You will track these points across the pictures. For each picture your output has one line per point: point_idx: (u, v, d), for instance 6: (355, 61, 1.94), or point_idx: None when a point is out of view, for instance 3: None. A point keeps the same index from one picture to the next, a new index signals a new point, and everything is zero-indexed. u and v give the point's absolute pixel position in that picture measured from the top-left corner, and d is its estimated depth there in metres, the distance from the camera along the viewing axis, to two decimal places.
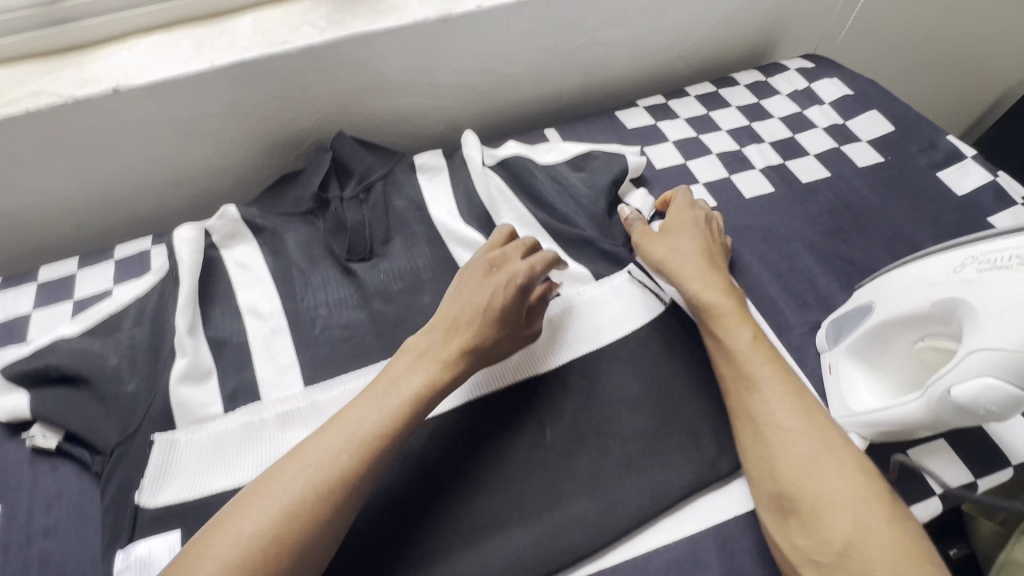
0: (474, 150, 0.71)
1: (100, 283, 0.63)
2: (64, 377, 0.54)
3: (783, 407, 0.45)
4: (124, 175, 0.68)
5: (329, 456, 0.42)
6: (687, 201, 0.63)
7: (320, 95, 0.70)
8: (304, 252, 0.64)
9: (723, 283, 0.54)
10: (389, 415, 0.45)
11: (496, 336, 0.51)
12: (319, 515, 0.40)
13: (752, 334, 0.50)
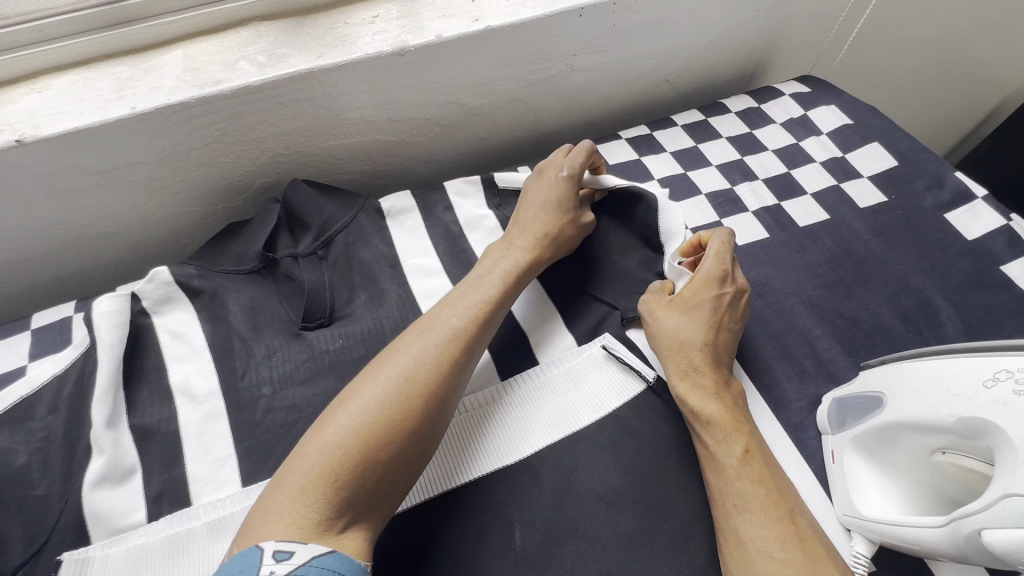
0: (462, 198, 0.67)
1: (13, 359, 0.56)
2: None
3: (778, 528, 0.42)
4: (42, 231, 0.60)
5: (441, 325, 0.48)
6: (721, 269, 0.54)
7: (264, 136, 0.62)
8: (249, 318, 0.57)
9: (717, 382, 0.50)
10: (486, 290, 0.52)
11: (563, 223, 0.58)
12: (440, 370, 0.45)
13: (752, 447, 0.47)
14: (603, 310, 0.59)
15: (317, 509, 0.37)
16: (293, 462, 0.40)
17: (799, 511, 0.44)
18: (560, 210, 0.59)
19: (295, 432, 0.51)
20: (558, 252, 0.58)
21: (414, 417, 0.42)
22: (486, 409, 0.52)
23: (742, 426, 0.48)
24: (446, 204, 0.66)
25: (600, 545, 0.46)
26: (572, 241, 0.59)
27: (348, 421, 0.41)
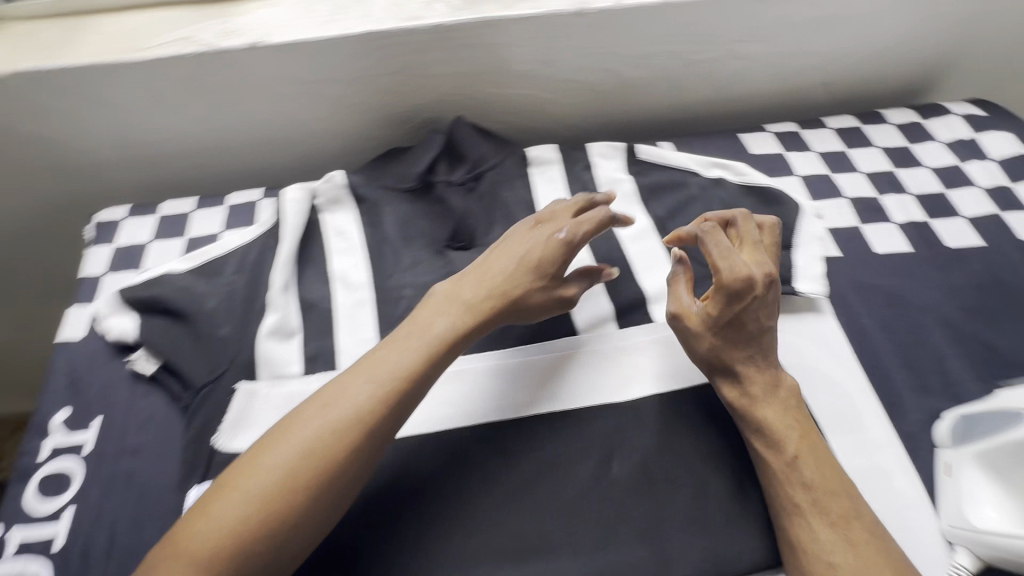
0: (601, 160, 0.70)
1: (212, 226, 0.66)
2: (168, 311, 0.58)
3: (831, 536, 0.42)
4: (247, 126, 0.71)
5: (351, 402, 0.43)
6: (742, 275, 0.48)
7: (441, 74, 0.69)
8: (399, 229, 0.64)
9: (765, 385, 0.49)
10: (414, 358, 0.46)
11: (529, 293, 0.51)
12: (334, 456, 0.41)
13: (803, 453, 0.46)
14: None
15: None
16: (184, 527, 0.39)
17: (865, 515, 0.43)
18: (534, 278, 0.51)
19: None
20: (510, 319, 0.51)
21: (299, 502, 0.40)
22: (596, 349, 0.56)
23: (790, 432, 0.47)
24: (586, 164, 0.70)
25: (686, 491, 0.48)
26: (529, 313, 0.52)
27: (237, 501, 0.39)
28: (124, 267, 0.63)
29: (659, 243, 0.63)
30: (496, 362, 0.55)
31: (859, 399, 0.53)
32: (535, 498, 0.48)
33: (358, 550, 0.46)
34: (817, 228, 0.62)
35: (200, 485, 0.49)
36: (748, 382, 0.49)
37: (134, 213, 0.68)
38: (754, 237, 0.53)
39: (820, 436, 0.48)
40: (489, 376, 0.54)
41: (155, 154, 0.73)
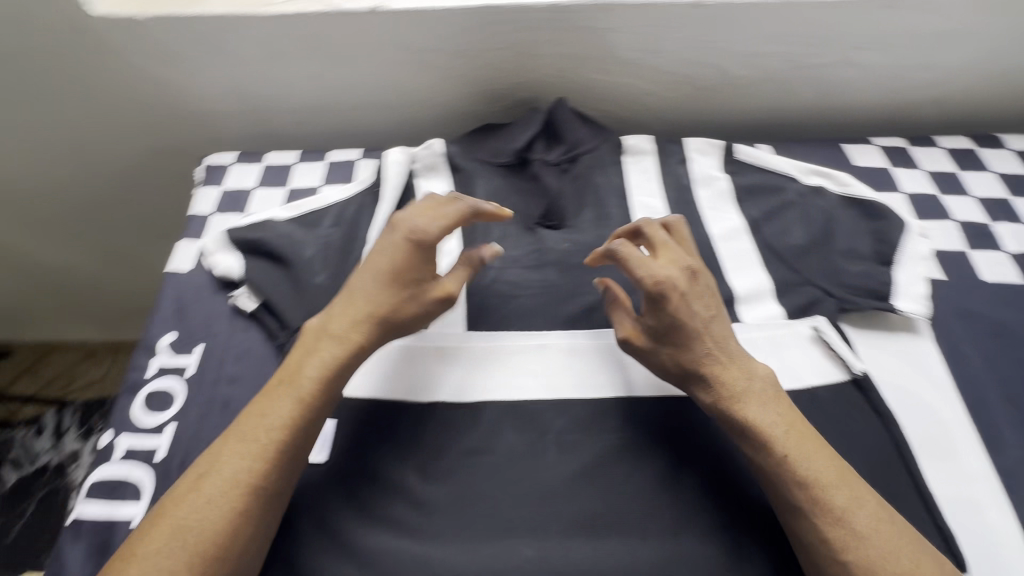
0: (698, 155, 0.69)
1: (312, 180, 0.69)
2: (269, 255, 0.61)
3: (836, 537, 0.41)
4: (352, 88, 0.73)
5: (280, 418, 0.45)
6: (663, 275, 0.49)
7: (547, 54, 0.70)
8: (491, 202, 0.65)
9: (738, 378, 0.48)
10: (329, 363, 0.48)
11: (423, 290, 0.52)
12: (256, 481, 0.42)
13: (791, 448, 0.44)
14: (817, 294, 0.58)
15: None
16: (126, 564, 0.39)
17: (869, 510, 0.42)
18: (415, 277, 0.51)
19: (514, 304, 0.58)
20: (418, 322, 0.52)
21: (234, 528, 0.41)
22: None
23: (777, 428, 0.45)
24: (682, 158, 0.69)
25: (759, 490, 0.48)
26: (433, 314, 0.52)
27: (181, 539, 0.40)
28: (230, 209, 0.67)
29: (751, 244, 0.62)
30: (578, 341, 0.55)
31: (955, 429, 0.51)
32: (611, 478, 0.48)
33: (434, 501, 0.47)
34: (923, 247, 0.60)
35: None
36: (700, 385, 0.48)
37: (241, 159, 0.72)
38: (663, 239, 0.54)
39: (809, 426, 0.46)
40: (570, 354, 0.54)
41: (263, 107, 0.76)
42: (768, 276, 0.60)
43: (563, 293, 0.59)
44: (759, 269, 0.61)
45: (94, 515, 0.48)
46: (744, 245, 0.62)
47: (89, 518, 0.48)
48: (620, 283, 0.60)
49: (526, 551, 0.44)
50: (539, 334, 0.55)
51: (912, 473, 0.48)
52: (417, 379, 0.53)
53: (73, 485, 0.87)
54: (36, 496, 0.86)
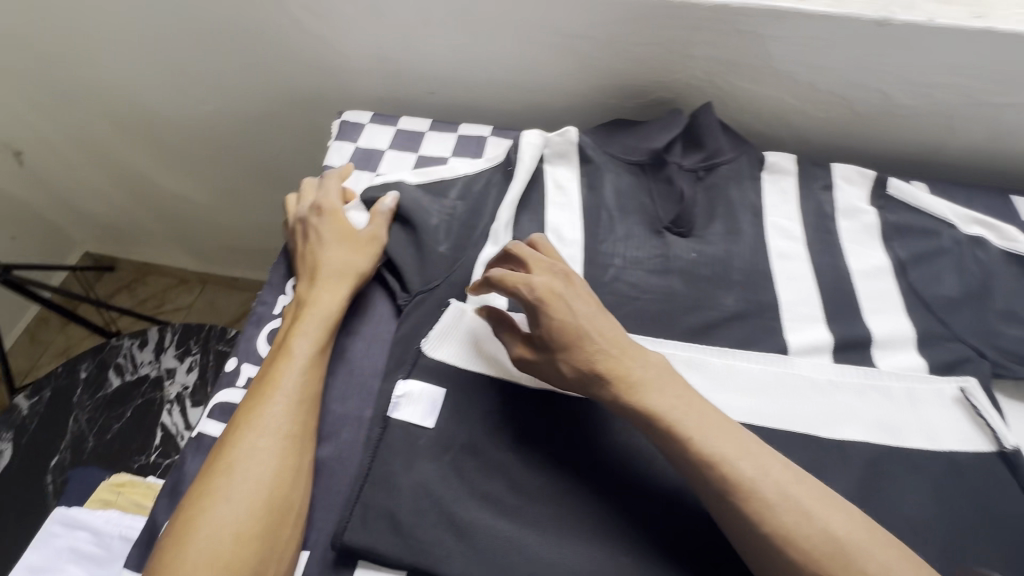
0: (845, 183, 0.65)
1: (442, 150, 0.70)
2: (403, 222, 0.60)
3: (752, 511, 0.40)
4: (490, 65, 0.73)
5: (291, 371, 0.49)
6: (521, 290, 0.49)
7: (698, 55, 0.67)
8: (617, 199, 0.64)
9: (625, 363, 0.47)
10: (321, 320, 0.53)
11: (353, 243, 0.58)
12: (295, 427, 0.47)
13: (690, 426, 0.44)
14: (966, 353, 0.54)
15: (240, 562, 0.41)
16: (184, 518, 0.43)
17: (777, 479, 0.41)
18: (344, 230, 0.58)
19: (633, 307, 0.57)
20: (366, 263, 0.57)
21: (291, 469, 0.45)
22: (808, 376, 0.52)
23: (673, 408, 0.44)
24: (826, 183, 0.65)
25: None
26: (378, 251, 0.58)
27: (243, 490, 0.43)
28: (361, 167, 0.68)
29: (895, 287, 0.58)
30: (699, 356, 0.54)
31: None
32: None
33: (537, 488, 0.47)
34: None
35: (404, 379, 0.52)
36: (599, 386, 0.46)
37: (375, 120, 0.73)
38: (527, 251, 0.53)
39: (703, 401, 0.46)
40: (689, 368, 0.53)
41: (400, 71, 0.77)
42: (910, 324, 0.56)
43: (684, 304, 0.57)
44: (903, 315, 0.56)
45: (215, 433, 0.52)
46: (887, 286, 0.58)
47: (210, 434, 0.52)
48: (746, 304, 0.57)
49: (623, 558, 0.44)
50: (658, 342, 0.54)
51: None
52: None
53: (168, 398, 0.93)
54: (135, 402, 0.93)
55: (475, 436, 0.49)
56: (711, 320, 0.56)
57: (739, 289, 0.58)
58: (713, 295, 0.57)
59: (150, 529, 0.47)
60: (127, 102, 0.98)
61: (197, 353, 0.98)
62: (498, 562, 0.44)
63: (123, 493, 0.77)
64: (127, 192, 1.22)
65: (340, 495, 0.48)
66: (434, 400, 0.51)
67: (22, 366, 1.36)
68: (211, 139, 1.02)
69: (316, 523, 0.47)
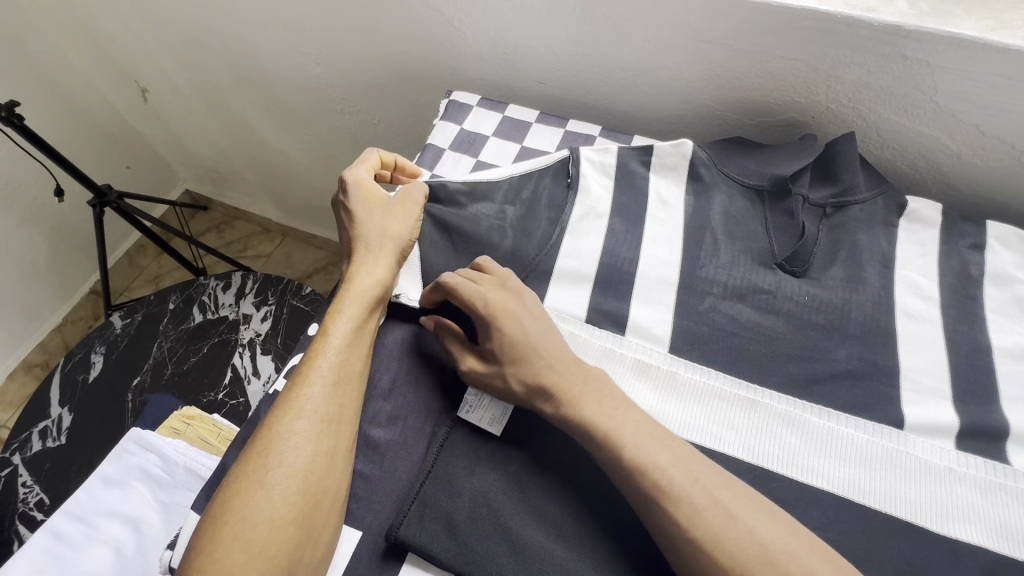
0: (999, 245, 0.56)
1: (546, 144, 0.68)
2: (439, 223, 0.58)
3: (681, 515, 0.40)
4: (608, 61, 0.70)
5: (329, 353, 0.49)
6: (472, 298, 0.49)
7: (844, 78, 0.60)
8: (726, 223, 0.59)
9: (566, 383, 0.46)
10: (361, 299, 0.52)
11: (383, 211, 0.57)
12: (332, 410, 0.47)
13: (628, 431, 0.44)
14: None
15: (277, 545, 0.41)
16: (224, 500, 0.43)
17: (704, 484, 0.41)
18: (374, 202, 0.58)
19: (730, 343, 0.52)
20: (403, 230, 0.56)
21: (330, 451, 0.45)
22: (925, 459, 0.46)
23: (615, 417, 0.45)
24: (976, 242, 0.57)
25: None
26: (416, 217, 0.58)
27: (281, 472, 0.43)
28: (462, 150, 0.67)
29: None
30: (798, 412, 0.49)
31: None
32: None
33: (600, 521, 0.44)
34: None
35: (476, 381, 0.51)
36: (540, 398, 0.46)
37: (483, 104, 0.72)
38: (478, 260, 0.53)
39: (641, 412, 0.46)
40: (785, 424, 0.48)
41: (514, 56, 0.75)
42: None
43: (787, 351, 0.52)
44: None
45: None
46: None
47: None
48: (860, 362, 0.51)
49: None
50: (752, 388, 0.50)
51: None
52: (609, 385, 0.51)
53: (241, 342, 0.98)
54: (211, 340, 0.98)
55: (544, 451, 0.47)
56: (816, 374, 0.51)
57: (854, 344, 0.52)
58: (822, 346, 0.52)
59: (218, 477, 0.49)
60: (247, 55, 1.02)
61: (273, 304, 1.00)
62: None
63: (191, 425, 0.82)
64: (231, 140, 1.29)
65: (403, 479, 0.48)
66: (503, 409, 0.49)
67: (118, 286, 1.48)
68: (315, 100, 1.05)
69: (374, 507, 0.47)
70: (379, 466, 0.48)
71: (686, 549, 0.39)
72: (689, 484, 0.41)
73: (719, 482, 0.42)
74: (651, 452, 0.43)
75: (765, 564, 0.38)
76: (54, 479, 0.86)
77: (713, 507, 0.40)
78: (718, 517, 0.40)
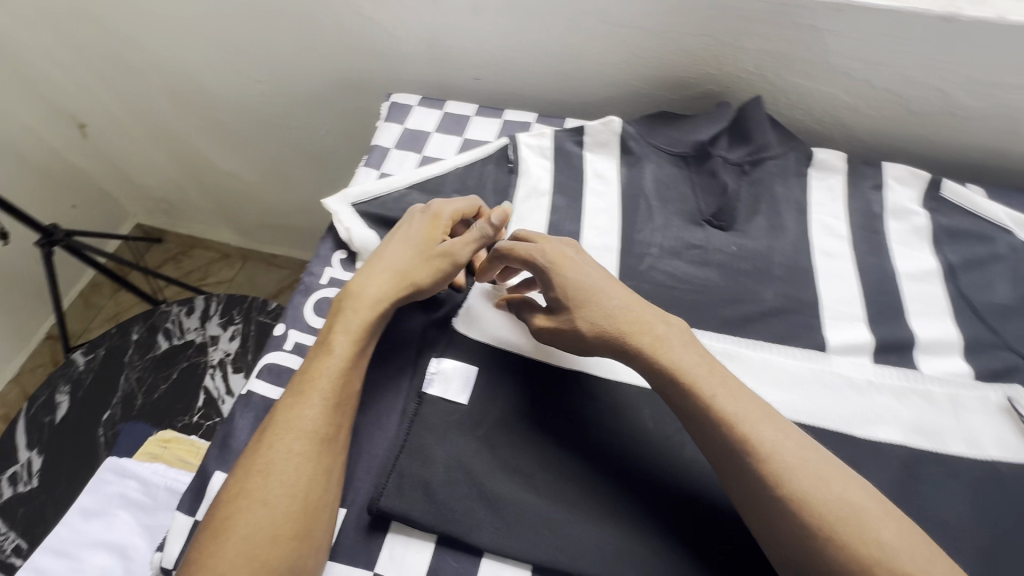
0: (896, 183, 0.63)
1: (486, 134, 0.72)
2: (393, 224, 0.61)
3: (769, 471, 0.41)
4: (537, 53, 0.74)
5: (327, 372, 0.49)
6: (520, 260, 0.53)
7: (750, 50, 0.66)
8: (657, 189, 0.64)
9: (646, 326, 0.49)
10: (362, 314, 0.52)
11: (431, 248, 0.55)
12: (329, 430, 0.47)
13: (713, 387, 0.45)
14: (1015, 360, 0.52)
15: (272, 565, 0.42)
16: (221, 517, 0.44)
17: (793, 443, 0.42)
18: (428, 242, 0.56)
19: (670, 296, 0.57)
20: (427, 283, 0.54)
21: (324, 471, 0.46)
22: (847, 375, 0.52)
23: (700, 369, 0.46)
24: (876, 182, 0.63)
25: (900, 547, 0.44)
26: (445, 271, 0.55)
27: (279, 492, 0.44)
28: (407, 148, 0.71)
29: (942, 291, 0.57)
30: (734, 348, 0.54)
31: None
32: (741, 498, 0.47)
33: (566, 469, 0.48)
34: None
35: (437, 359, 0.53)
36: (623, 342, 0.48)
37: (423, 103, 0.75)
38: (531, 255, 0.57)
39: (724, 368, 0.48)
40: (725, 359, 0.53)
41: (450, 56, 0.79)
42: (956, 329, 0.54)
43: (722, 296, 0.57)
44: (949, 321, 0.55)
45: (264, 392, 0.54)
46: (932, 290, 0.57)
47: (258, 393, 0.54)
48: (785, 299, 0.57)
49: (652, 543, 0.45)
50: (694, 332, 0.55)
51: None
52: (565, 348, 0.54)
53: (210, 363, 0.98)
54: (180, 365, 0.98)
55: (508, 412, 0.50)
56: (748, 314, 0.56)
57: (779, 284, 0.57)
58: (752, 289, 0.57)
59: (201, 478, 0.50)
60: (186, 78, 1.02)
61: (240, 323, 1.02)
62: (525, 533, 0.45)
63: (169, 447, 0.81)
64: (180, 167, 1.28)
65: (379, 459, 0.50)
66: (466, 378, 0.52)
67: (75, 328, 1.44)
68: (263, 117, 1.06)
69: (354, 486, 0.49)
70: (357, 450, 0.51)
71: (775, 506, 0.40)
72: (775, 434, 0.43)
73: (787, 435, 0.43)
74: (733, 404, 0.44)
75: (850, 517, 0.39)
76: (28, 523, 0.84)
77: (803, 465, 0.41)
78: (790, 471, 0.41)
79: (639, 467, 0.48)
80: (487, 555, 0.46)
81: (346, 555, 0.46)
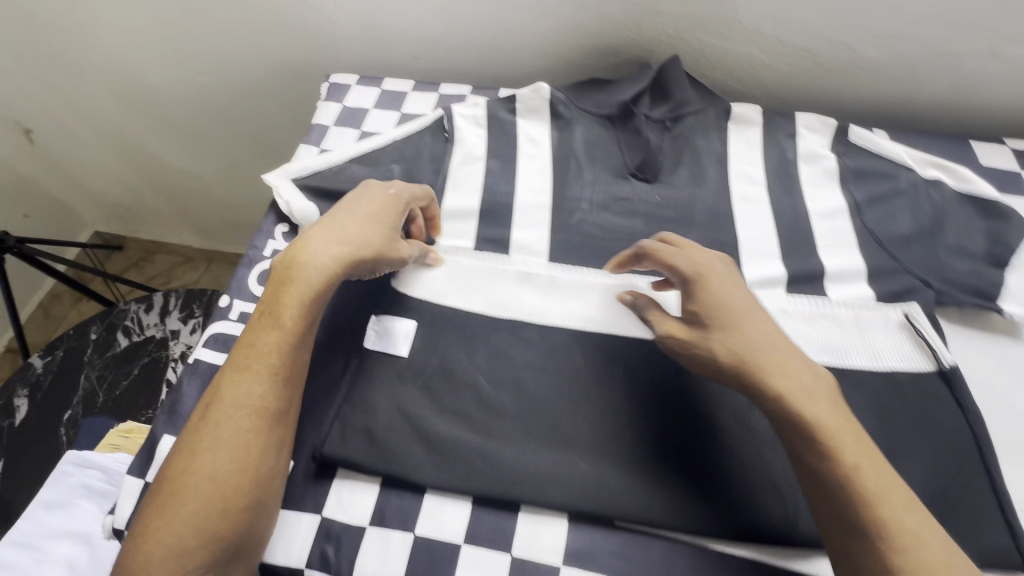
0: (808, 131, 0.67)
1: (423, 108, 0.74)
2: (331, 195, 0.63)
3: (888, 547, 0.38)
4: (469, 28, 0.76)
5: (275, 347, 0.48)
6: (671, 270, 0.51)
7: (667, 14, 0.70)
8: (586, 148, 0.67)
9: (789, 374, 0.44)
10: (313, 287, 0.50)
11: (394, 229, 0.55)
12: (277, 405, 0.47)
13: (853, 453, 0.41)
14: (913, 282, 0.57)
15: (221, 535, 0.43)
16: (167, 488, 0.44)
17: (916, 517, 0.40)
18: (388, 219, 0.55)
19: (599, 245, 0.60)
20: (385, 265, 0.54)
21: (272, 444, 0.46)
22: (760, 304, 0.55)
23: (840, 431, 0.42)
24: (789, 132, 0.68)
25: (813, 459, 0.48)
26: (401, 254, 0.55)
27: (225, 466, 0.44)
28: (346, 124, 0.72)
29: (849, 225, 0.61)
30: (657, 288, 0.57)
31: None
32: (665, 422, 0.50)
33: (501, 407, 0.50)
34: None
35: (379, 317, 0.55)
36: (753, 381, 0.45)
37: (360, 82, 0.77)
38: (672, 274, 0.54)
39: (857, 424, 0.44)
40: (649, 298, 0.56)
41: (386, 35, 0.81)
42: (861, 258, 0.59)
43: None
44: (855, 252, 0.59)
45: (210, 359, 0.56)
46: (841, 225, 0.61)
47: (205, 361, 0.56)
48: (707, 242, 0.60)
49: (582, 466, 0.48)
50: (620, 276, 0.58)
51: (991, 470, 0.47)
52: (498, 298, 0.56)
53: (172, 357, 0.99)
54: (141, 361, 0.99)
55: (445, 361, 0.53)
56: None
57: (701, 229, 0.61)
58: (675, 234, 0.61)
59: (151, 442, 0.52)
60: (130, 76, 1.02)
61: (200, 316, 1.03)
62: (463, 468, 0.48)
63: (131, 437, 0.82)
64: (133, 169, 1.27)
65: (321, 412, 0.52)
66: (406, 333, 0.54)
67: (37, 340, 1.42)
68: (212, 111, 1.06)
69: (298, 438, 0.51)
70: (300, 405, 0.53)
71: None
72: (895, 502, 0.40)
73: (905, 500, 0.40)
74: (869, 464, 0.41)
75: None
76: None
77: (920, 539, 0.39)
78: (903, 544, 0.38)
79: (570, 400, 0.51)
80: (429, 492, 0.48)
81: (292, 501, 0.49)
